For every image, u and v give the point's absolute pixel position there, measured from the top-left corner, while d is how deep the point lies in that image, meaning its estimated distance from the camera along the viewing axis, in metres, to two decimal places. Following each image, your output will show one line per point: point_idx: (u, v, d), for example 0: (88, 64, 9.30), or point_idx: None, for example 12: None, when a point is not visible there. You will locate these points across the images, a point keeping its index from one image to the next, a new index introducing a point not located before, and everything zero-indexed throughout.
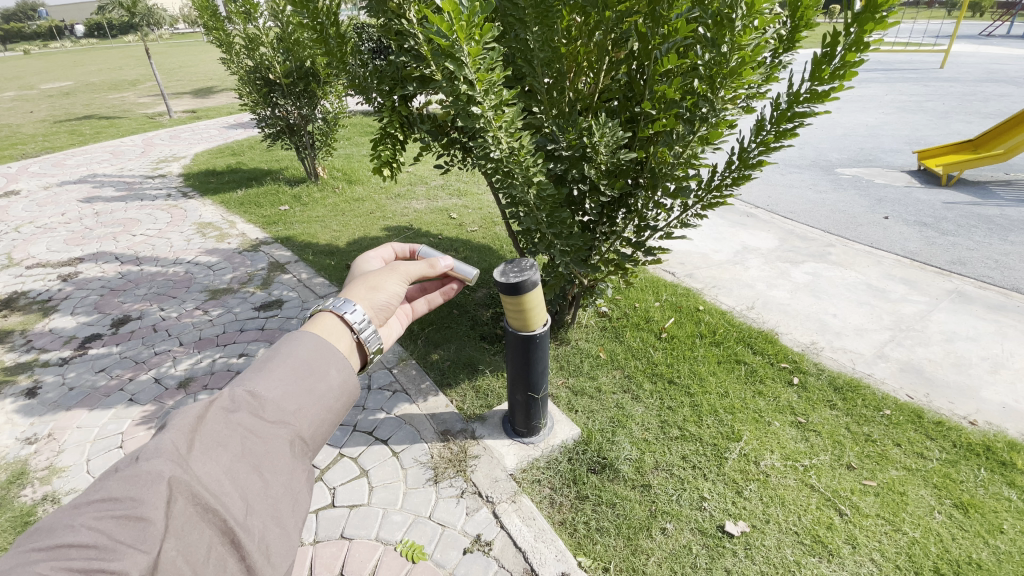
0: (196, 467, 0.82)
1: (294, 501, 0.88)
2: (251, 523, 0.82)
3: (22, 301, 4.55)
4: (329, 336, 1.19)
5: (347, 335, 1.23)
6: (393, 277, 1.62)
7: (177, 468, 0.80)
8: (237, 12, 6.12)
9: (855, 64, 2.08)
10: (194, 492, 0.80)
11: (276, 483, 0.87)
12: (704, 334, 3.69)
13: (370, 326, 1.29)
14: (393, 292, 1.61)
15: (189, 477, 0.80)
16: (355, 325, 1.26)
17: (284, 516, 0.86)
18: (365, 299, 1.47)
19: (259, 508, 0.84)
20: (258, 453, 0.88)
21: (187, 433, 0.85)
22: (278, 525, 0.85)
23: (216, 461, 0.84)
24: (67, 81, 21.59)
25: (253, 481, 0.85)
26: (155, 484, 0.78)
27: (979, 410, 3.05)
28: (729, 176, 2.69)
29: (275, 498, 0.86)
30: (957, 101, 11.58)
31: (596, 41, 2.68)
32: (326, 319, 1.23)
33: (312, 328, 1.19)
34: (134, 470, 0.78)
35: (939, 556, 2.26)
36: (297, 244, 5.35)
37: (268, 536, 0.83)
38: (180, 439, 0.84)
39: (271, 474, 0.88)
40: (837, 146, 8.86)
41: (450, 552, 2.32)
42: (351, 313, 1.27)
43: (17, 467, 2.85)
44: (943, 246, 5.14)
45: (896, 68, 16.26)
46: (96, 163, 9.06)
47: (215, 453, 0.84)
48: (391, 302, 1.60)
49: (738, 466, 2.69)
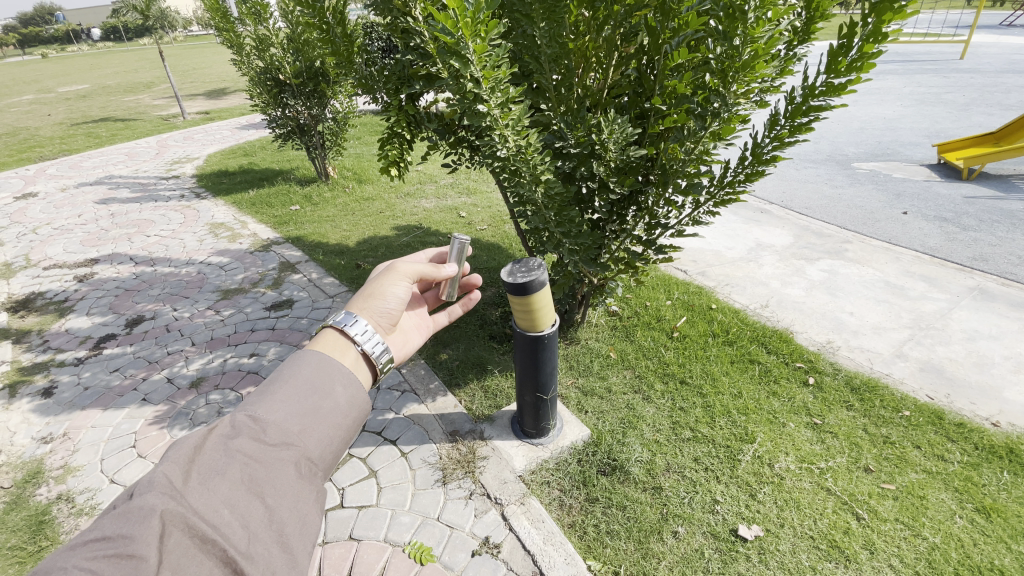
0: (193, 498, 0.81)
1: (300, 524, 0.86)
2: (253, 550, 0.81)
3: (39, 302, 4.63)
4: (332, 353, 1.19)
5: (350, 349, 1.23)
6: (393, 278, 1.59)
7: (171, 501, 0.79)
8: (248, 14, 6.20)
9: (873, 56, 2.00)
10: (190, 523, 0.79)
11: (280, 507, 0.86)
12: (716, 333, 3.63)
13: (374, 336, 1.28)
14: (397, 297, 1.59)
15: (185, 508, 0.79)
16: (357, 337, 1.25)
17: (290, 540, 0.84)
18: (364, 309, 1.45)
19: (263, 534, 0.83)
20: (259, 477, 0.87)
21: (183, 464, 0.84)
22: (284, 550, 0.83)
23: (213, 490, 0.83)
24: (83, 83, 21.98)
25: (255, 508, 0.84)
26: (148, 518, 0.76)
27: (1002, 411, 2.96)
28: (742, 172, 2.62)
29: (280, 523, 0.85)
30: (978, 93, 11.29)
31: (605, 36, 2.61)
32: (328, 334, 1.23)
33: (315, 346, 1.18)
34: (126, 507, 0.77)
35: (960, 562, 2.20)
36: (308, 244, 5.37)
37: (273, 563, 0.81)
38: (175, 470, 0.83)
39: (274, 499, 0.86)
40: (854, 140, 8.67)
41: (458, 554, 2.30)
42: (352, 326, 1.26)
43: (33, 467, 2.89)
44: (964, 241, 5.00)
45: (914, 60, 15.91)
46: (112, 165, 9.19)
47: (213, 482, 0.84)
48: (394, 306, 1.57)
49: (752, 468, 2.64)
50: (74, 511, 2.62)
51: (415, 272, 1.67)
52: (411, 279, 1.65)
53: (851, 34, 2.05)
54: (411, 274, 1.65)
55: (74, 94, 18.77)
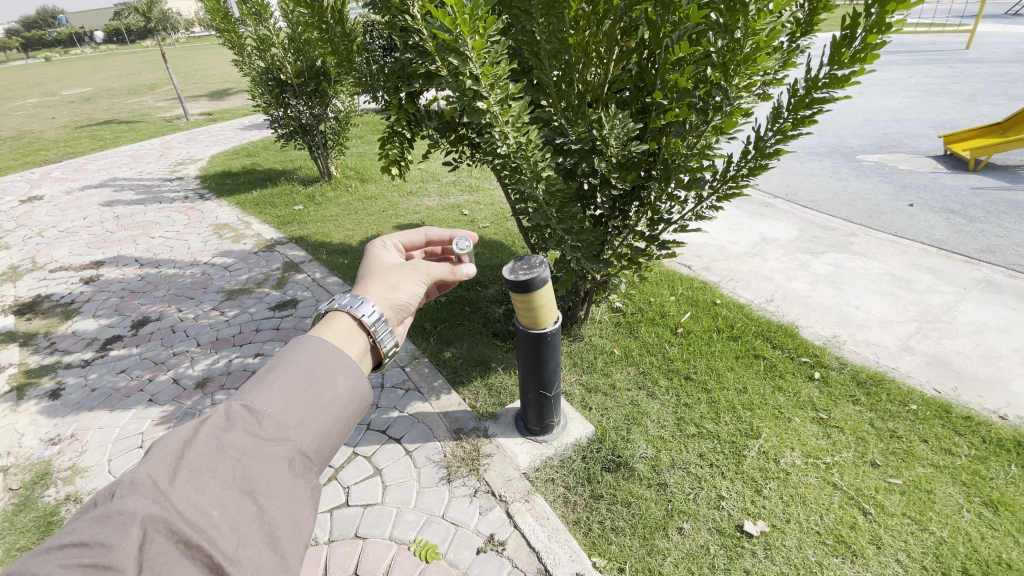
0: (179, 500, 0.81)
1: (293, 526, 0.87)
2: (242, 554, 0.81)
3: (45, 304, 4.66)
4: (341, 340, 1.20)
5: (360, 338, 1.24)
6: (412, 277, 1.61)
7: (155, 505, 0.79)
8: (248, 14, 6.22)
9: (877, 46, 1.97)
10: (174, 527, 0.79)
11: (273, 507, 0.86)
12: (721, 329, 3.60)
13: (386, 326, 1.30)
14: (412, 293, 1.62)
15: (169, 512, 0.79)
16: (370, 326, 1.26)
17: (281, 542, 0.85)
18: (382, 299, 1.47)
19: (253, 537, 0.83)
20: (251, 475, 0.87)
21: (170, 462, 0.84)
22: (274, 552, 0.84)
23: (201, 490, 0.83)
24: (86, 86, 22.15)
25: (246, 508, 0.84)
26: (128, 525, 0.76)
27: (1010, 404, 2.93)
28: (745, 166, 2.60)
29: (272, 524, 0.85)
30: (984, 82, 11.18)
31: (605, 30, 2.60)
32: (338, 320, 1.24)
33: (327, 332, 1.20)
34: (107, 510, 0.77)
35: (968, 556, 2.18)
36: (311, 244, 5.38)
37: (263, 565, 0.82)
38: (161, 470, 0.82)
39: (267, 499, 0.87)
40: (859, 132, 8.61)
41: (463, 551, 2.31)
42: (366, 314, 1.27)
43: (42, 468, 2.92)
44: (971, 233, 4.95)
45: (920, 50, 15.74)
46: (117, 167, 9.26)
47: (202, 481, 0.84)
48: (410, 302, 1.60)
49: (758, 464, 2.63)
50: None
51: (437, 276, 1.68)
52: (430, 280, 1.67)
53: (854, 25, 2.03)
54: (433, 277, 1.68)
55: (78, 98, 18.74)
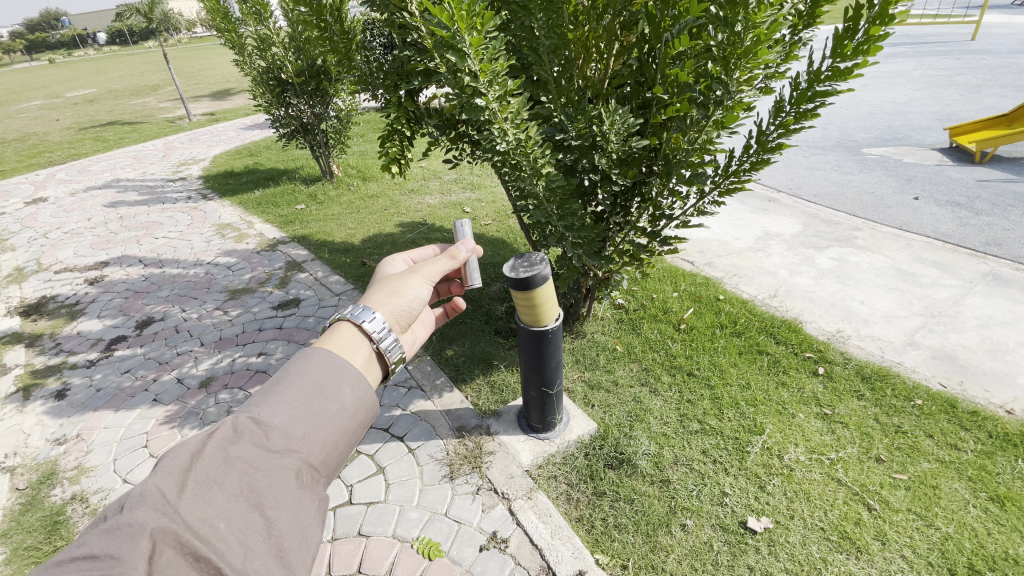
0: (188, 512, 0.81)
1: (300, 538, 0.87)
2: (249, 566, 0.81)
3: (51, 305, 4.70)
4: (348, 349, 1.19)
5: (366, 346, 1.23)
6: (415, 280, 1.60)
7: (163, 517, 0.79)
8: (248, 14, 6.21)
9: (879, 39, 1.94)
10: (182, 539, 0.79)
11: (279, 520, 0.86)
12: (724, 325, 3.59)
13: (390, 332, 1.28)
14: (416, 296, 1.60)
15: (177, 525, 0.79)
16: (373, 334, 1.25)
17: (289, 555, 0.85)
18: (386, 305, 1.46)
19: (260, 551, 0.83)
20: (258, 487, 0.88)
21: (179, 475, 0.84)
22: (282, 565, 0.84)
23: (209, 503, 0.83)
24: (91, 87, 22.27)
25: (253, 520, 0.85)
26: (137, 537, 0.76)
27: (1016, 399, 2.90)
28: (747, 161, 2.58)
29: (279, 536, 0.85)
30: (991, 74, 11.06)
31: (605, 25, 2.57)
32: (343, 328, 1.24)
33: (331, 341, 1.19)
34: (116, 523, 0.77)
35: (974, 552, 2.17)
36: (314, 243, 5.39)
37: None
38: (169, 482, 0.83)
39: (275, 511, 0.87)
40: (863, 126, 8.53)
41: (466, 549, 2.31)
42: (369, 321, 1.27)
43: (48, 468, 2.94)
44: (977, 226, 4.90)
45: (926, 42, 15.55)
46: (120, 168, 9.29)
47: (211, 493, 0.84)
48: (413, 306, 1.58)
49: (761, 460, 2.61)
50: (87, 511, 2.65)
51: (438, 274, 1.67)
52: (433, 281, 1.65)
53: (856, 17, 2.00)
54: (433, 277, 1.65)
55: (82, 100, 18.86)
